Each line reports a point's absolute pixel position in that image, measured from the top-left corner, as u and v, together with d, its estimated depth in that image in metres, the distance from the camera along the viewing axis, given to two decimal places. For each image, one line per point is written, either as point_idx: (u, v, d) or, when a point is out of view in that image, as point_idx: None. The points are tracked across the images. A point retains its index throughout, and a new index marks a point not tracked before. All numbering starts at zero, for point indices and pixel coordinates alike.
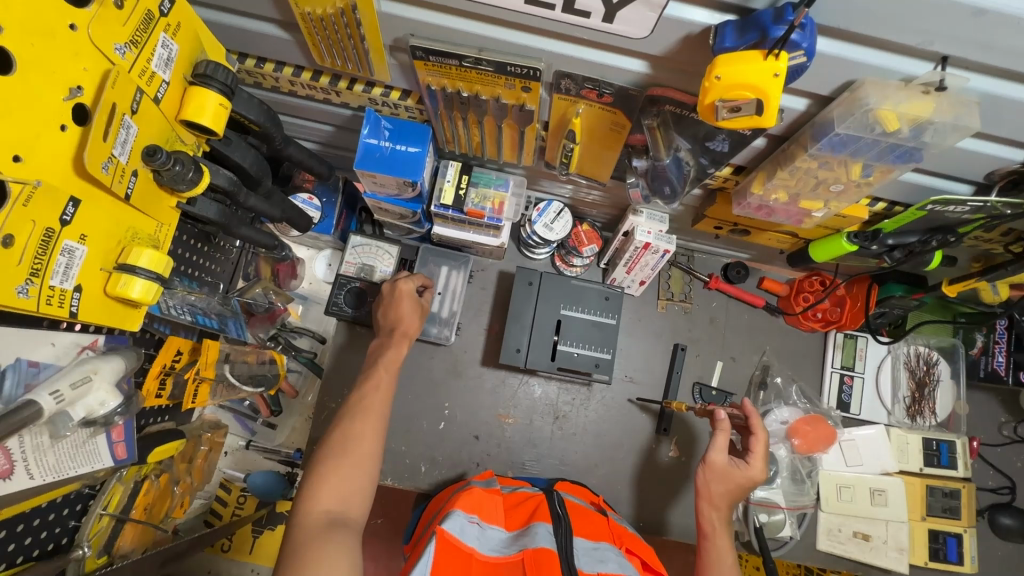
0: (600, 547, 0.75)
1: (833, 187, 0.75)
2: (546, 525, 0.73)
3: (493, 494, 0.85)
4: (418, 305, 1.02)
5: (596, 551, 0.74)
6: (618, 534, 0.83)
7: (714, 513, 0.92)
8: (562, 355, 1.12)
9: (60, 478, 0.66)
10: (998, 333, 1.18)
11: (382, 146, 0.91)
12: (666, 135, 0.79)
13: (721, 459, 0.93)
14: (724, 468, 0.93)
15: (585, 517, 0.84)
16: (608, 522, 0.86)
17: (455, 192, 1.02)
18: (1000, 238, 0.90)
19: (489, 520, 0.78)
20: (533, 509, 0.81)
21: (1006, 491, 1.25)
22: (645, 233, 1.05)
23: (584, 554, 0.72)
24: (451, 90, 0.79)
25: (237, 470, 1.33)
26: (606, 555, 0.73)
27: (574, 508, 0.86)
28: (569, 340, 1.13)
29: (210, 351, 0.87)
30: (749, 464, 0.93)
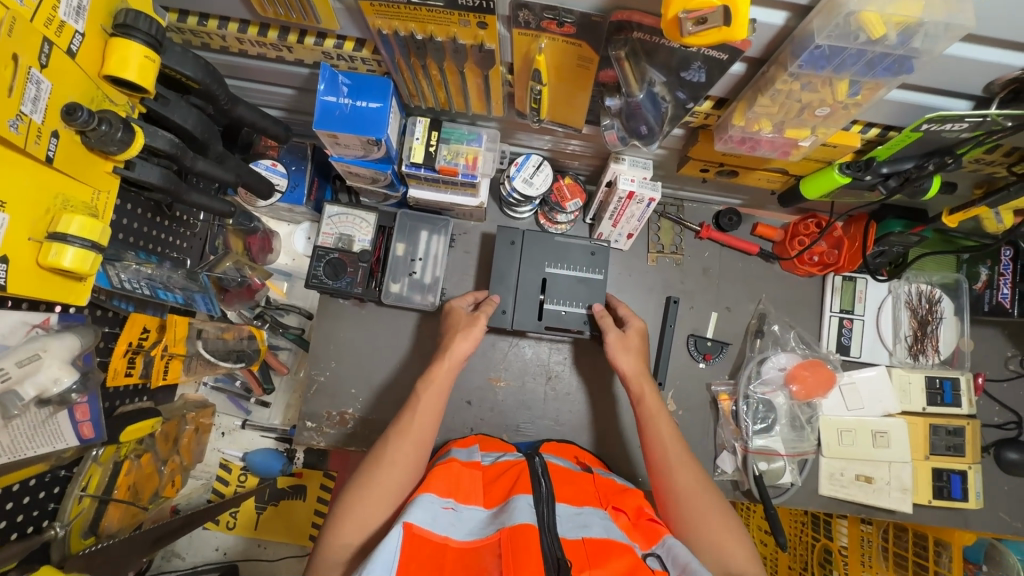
0: (584, 512, 0.75)
1: (818, 111, 0.70)
2: (526, 497, 0.72)
3: (471, 469, 0.84)
4: (468, 318, 1.02)
5: (579, 516, 0.73)
6: (604, 493, 0.83)
7: (636, 382, 0.99)
8: (551, 313, 1.09)
9: (16, 458, 0.69)
10: (1003, 265, 1.12)
11: (341, 104, 0.86)
12: (638, 68, 0.73)
13: (615, 335, 1.04)
14: (620, 343, 1.03)
15: (569, 482, 0.83)
16: (594, 483, 0.86)
17: (425, 150, 0.98)
18: (1003, 159, 0.84)
19: (466, 500, 0.76)
20: (515, 480, 0.79)
21: (1012, 426, 1.23)
22: (628, 182, 1.01)
23: (566, 521, 0.72)
24: (404, 34, 0.74)
25: (234, 450, 1.34)
26: (590, 521, 0.72)
27: (557, 472, 0.85)
28: (555, 298, 1.10)
29: (177, 328, 0.90)
30: (630, 331, 1.05)
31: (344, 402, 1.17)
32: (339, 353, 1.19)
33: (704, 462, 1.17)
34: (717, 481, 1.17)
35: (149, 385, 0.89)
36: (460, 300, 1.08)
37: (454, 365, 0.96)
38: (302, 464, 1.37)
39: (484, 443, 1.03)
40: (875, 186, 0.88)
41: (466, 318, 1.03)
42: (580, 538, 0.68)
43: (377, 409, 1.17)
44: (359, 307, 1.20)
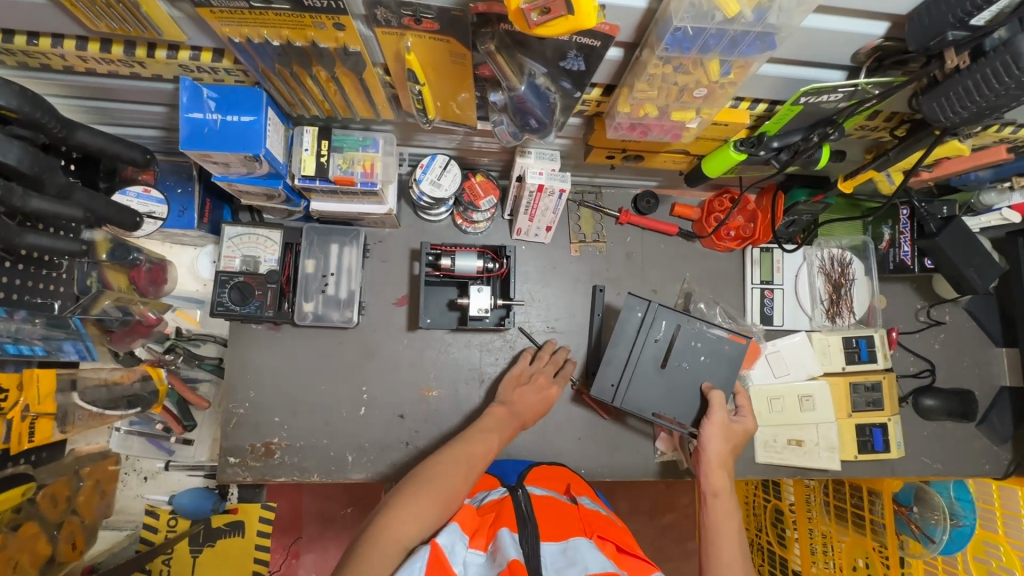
0: (570, 544, 0.74)
1: (696, 93, 0.70)
2: (513, 533, 0.73)
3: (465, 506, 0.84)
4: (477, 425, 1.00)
5: (564, 552, 0.73)
6: (586, 523, 0.83)
7: (717, 475, 0.99)
8: (672, 360, 1.08)
9: None
10: (902, 224, 1.17)
11: (210, 120, 0.79)
12: (513, 60, 0.70)
13: (721, 419, 1.03)
14: (724, 427, 1.03)
15: (555, 514, 0.83)
16: (579, 513, 0.86)
17: (316, 161, 0.92)
18: (885, 124, 0.87)
19: (464, 539, 0.76)
20: (501, 517, 0.79)
21: (926, 373, 1.30)
22: (537, 175, 0.99)
23: (552, 560, 0.72)
24: (260, 41, 0.68)
25: (160, 494, 1.26)
26: (575, 554, 0.71)
27: (544, 506, 0.86)
28: (673, 366, 1.08)
29: (38, 384, 0.83)
30: (736, 424, 1.06)
31: (268, 431, 1.11)
32: (257, 382, 1.12)
33: (644, 446, 1.19)
34: (657, 463, 1.18)
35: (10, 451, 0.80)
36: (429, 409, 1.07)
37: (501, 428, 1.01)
38: (237, 499, 1.30)
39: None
40: (770, 160, 0.89)
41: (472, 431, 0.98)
42: None
43: (306, 435, 1.12)
44: (275, 331, 1.14)
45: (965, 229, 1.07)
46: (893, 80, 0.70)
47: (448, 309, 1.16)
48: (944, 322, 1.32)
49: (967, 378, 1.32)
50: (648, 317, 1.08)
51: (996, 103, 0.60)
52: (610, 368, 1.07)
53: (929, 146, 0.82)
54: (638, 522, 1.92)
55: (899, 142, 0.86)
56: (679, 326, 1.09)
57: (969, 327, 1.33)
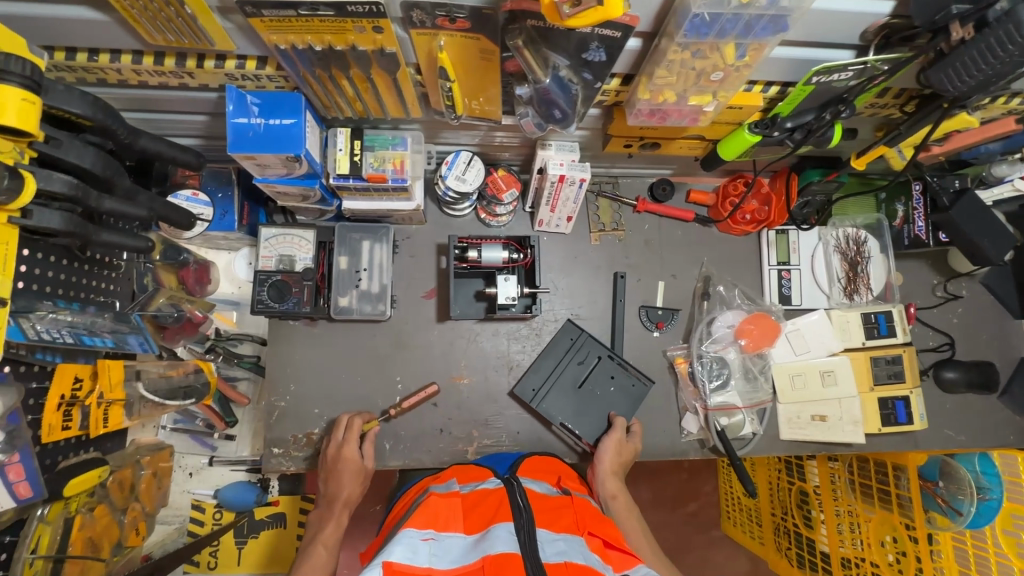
0: (563, 536, 0.79)
1: (713, 76, 0.74)
2: (507, 525, 0.77)
3: (452, 497, 0.88)
4: (360, 466, 1.07)
5: (559, 538, 0.78)
6: (579, 514, 0.87)
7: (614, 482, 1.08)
8: (590, 383, 1.20)
9: None
10: (915, 200, 1.20)
11: (253, 125, 0.85)
12: (539, 54, 0.75)
13: (619, 437, 1.12)
14: (619, 443, 1.12)
15: (547, 506, 0.87)
16: (572, 503, 0.90)
17: (350, 160, 0.97)
18: (894, 101, 0.90)
19: (446, 529, 0.80)
20: (496, 507, 0.83)
21: (946, 347, 1.32)
22: (558, 166, 1.04)
23: (546, 546, 0.76)
24: (304, 47, 0.73)
25: (205, 489, 1.32)
26: (569, 544, 0.76)
27: (537, 498, 0.89)
28: (589, 387, 1.19)
29: (110, 372, 0.88)
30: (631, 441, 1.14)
31: (309, 423, 1.16)
32: (297, 376, 1.18)
33: (670, 426, 1.22)
34: (684, 442, 1.22)
35: (87, 437, 0.88)
36: (352, 444, 1.07)
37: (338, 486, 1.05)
38: (278, 492, 1.35)
39: (461, 472, 1.05)
40: (784, 141, 0.92)
41: (359, 468, 1.07)
42: (563, 561, 0.73)
43: None
44: (311, 326, 1.19)
45: (977, 201, 1.10)
46: (899, 57, 0.72)
47: (475, 299, 1.21)
48: (962, 296, 1.34)
49: (987, 350, 1.33)
50: (580, 343, 1.21)
51: (1002, 71, 0.65)
52: (534, 374, 1.20)
53: (936, 122, 0.86)
54: (661, 513, 1.94)
55: (910, 117, 0.90)
56: (606, 361, 1.20)
57: (987, 300, 1.35)
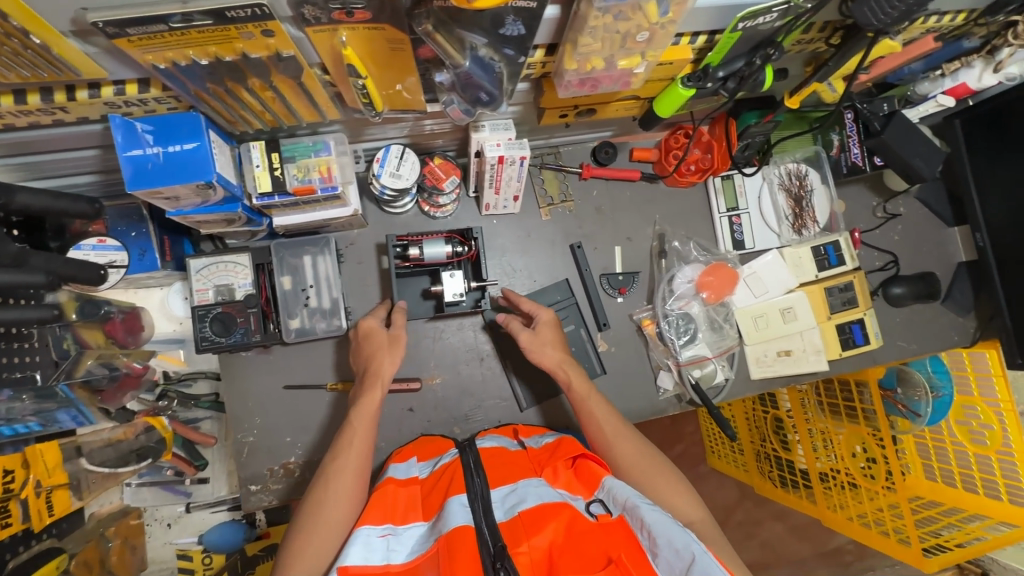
0: (518, 487, 0.81)
1: (639, 37, 0.70)
2: (460, 498, 0.77)
3: (411, 485, 0.87)
4: (388, 338, 1.01)
5: (515, 492, 0.79)
6: (538, 464, 0.89)
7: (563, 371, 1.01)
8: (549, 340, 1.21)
9: None
10: (848, 128, 1.24)
11: (151, 155, 0.76)
12: (453, 36, 0.69)
13: (525, 333, 1.05)
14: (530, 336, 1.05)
15: (505, 463, 0.89)
16: (529, 457, 0.92)
17: (271, 176, 0.90)
18: (819, 35, 0.89)
19: (404, 520, 0.79)
20: (448, 484, 0.83)
21: (891, 265, 1.38)
22: (495, 147, 1.00)
23: (503, 502, 0.78)
24: (187, 62, 0.64)
25: (188, 536, 1.27)
26: (524, 493, 0.78)
27: (493, 459, 0.91)
28: None
29: (43, 458, 0.98)
30: (539, 326, 1.06)
31: (283, 453, 1.11)
32: (261, 408, 1.12)
33: (646, 387, 1.23)
34: (662, 400, 1.23)
35: (33, 528, 0.96)
36: (372, 317, 1.05)
37: (384, 383, 0.95)
38: (267, 522, 1.32)
39: (423, 449, 1.04)
40: (718, 90, 0.91)
41: (388, 339, 1.00)
42: (517, 514, 0.74)
43: (321, 447, 1.12)
44: (266, 354, 1.12)
45: (905, 121, 1.13)
46: None
47: (423, 298, 1.16)
48: (900, 214, 1.39)
49: (929, 261, 1.40)
50: (563, 303, 1.22)
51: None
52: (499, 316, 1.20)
53: (866, 48, 0.86)
54: None
55: (836, 51, 0.90)
56: (576, 330, 1.22)
57: (922, 214, 1.41)
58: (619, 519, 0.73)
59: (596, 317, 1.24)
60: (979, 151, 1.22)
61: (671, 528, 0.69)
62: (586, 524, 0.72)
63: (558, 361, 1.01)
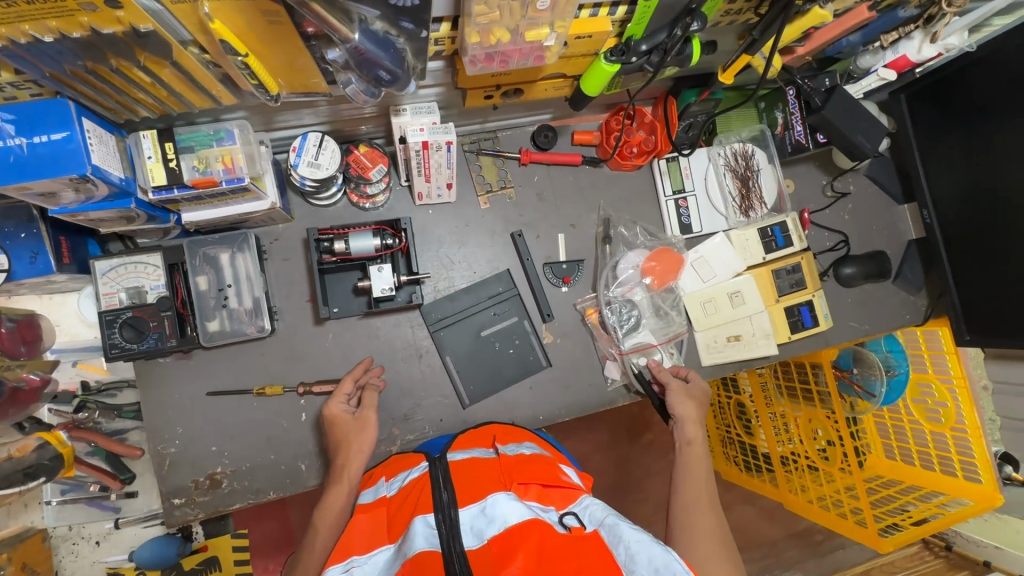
0: (487, 502, 0.73)
1: (540, 5, 0.65)
2: (426, 518, 0.72)
3: (378, 510, 0.82)
4: (355, 422, 1.00)
5: (483, 512, 0.72)
6: (508, 473, 0.82)
7: (691, 426, 1.07)
8: (491, 334, 1.16)
9: None
10: (791, 104, 1.20)
11: (13, 147, 0.69)
12: (336, 7, 0.63)
13: (678, 384, 1.13)
14: (683, 390, 1.12)
15: (471, 470, 0.82)
16: (501, 465, 0.85)
17: (165, 167, 0.83)
18: (746, 5, 0.85)
19: (368, 549, 0.75)
20: (414, 502, 0.77)
21: (842, 245, 1.35)
22: (417, 133, 0.93)
23: (472, 523, 0.71)
24: (26, 41, 0.57)
25: (118, 554, 1.24)
26: (494, 510, 0.71)
27: (462, 467, 0.83)
28: (489, 330, 1.16)
29: None
30: (692, 386, 1.14)
31: (209, 463, 1.06)
32: (183, 417, 1.06)
33: (594, 379, 1.19)
34: (611, 392, 1.20)
35: None
36: (337, 401, 1.02)
37: (353, 481, 0.95)
38: (204, 536, 1.34)
39: (392, 467, 0.96)
40: (644, 66, 0.86)
41: (355, 422, 1.00)
42: (485, 542, 0.68)
43: (249, 455, 1.07)
44: (186, 359, 1.06)
45: (845, 97, 1.10)
46: None
47: (354, 294, 1.11)
48: (850, 192, 1.37)
49: (880, 240, 1.38)
50: (505, 295, 1.18)
51: None
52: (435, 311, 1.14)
53: (781, 30, 0.83)
54: (621, 449, 1.96)
55: (762, 21, 0.86)
56: (518, 322, 1.17)
57: (872, 192, 1.39)
58: (595, 535, 0.71)
59: (539, 307, 1.19)
60: (923, 125, 1.20)
61: (650, 546, 0.67)
62: (557, 544, 0.67)
63: (695, 414, 1.07)
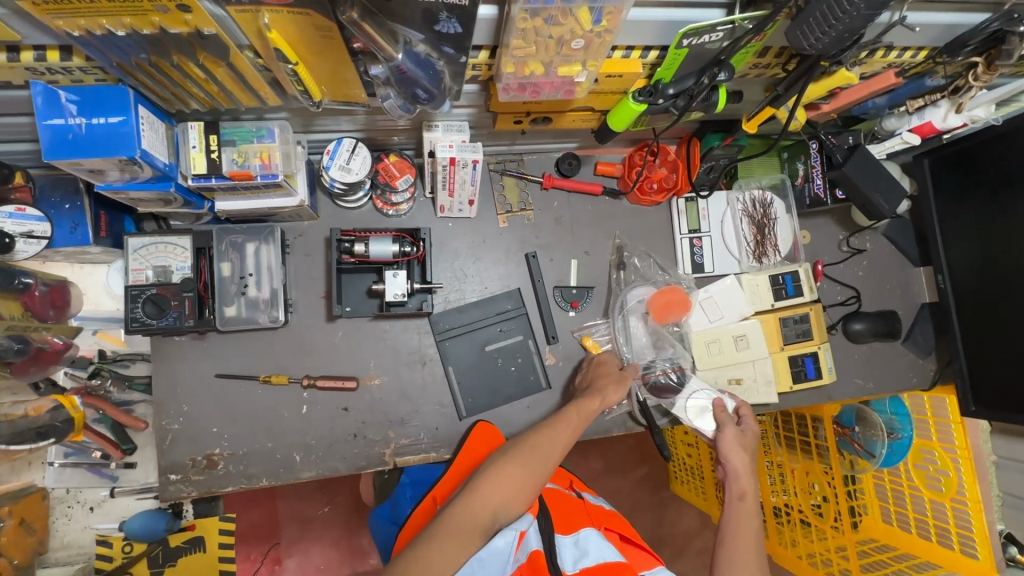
0: (580, 536, 0.93)
1: (574, 44, 0.69)
2: (534, 526, 0.93)
3: None
4: (618, 375, 1.13)
5: (577, 543, 0.91)
6: (594, 517, 1.01)
7: (743, 480, 1.08)
8: (495, 349, 1.18)
9: None
10: (813, 158, 1.21)
11: (73, 125, 0.74)
12: (384, 28, 0.68)
13: (734, 431, 1.13)
14: (737, 439, 1.13)
15: (567, 508, 1.02)
16: (587, 509, 1.04)
17: (206, 158, 0.88)
18: (776, 60, 0.88)
19: None
20: None
21: (853, 300, 1.36)
22: (447, 148, 0.97)
23: (569, 549, 0.90)
24: (100, 32, 0.62)
25: (110, 522, 1.27)
26: (587, 546, 0.90)
27: (560, 504, 1.03)
28: (494, 345, 1.18)
29: None
30: (745, 430, 1.15)
31: (209, 443, 1.09)
32: (190, 395, 1.09)
33: None
34: (610, 424, 1.20)
35: None
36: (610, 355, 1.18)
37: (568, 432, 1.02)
38: (193, 515, 1.36)
39: None
40: (670, 108, 0.89)
41: (618, 375, 1.13)
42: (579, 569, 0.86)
43: (248, 441, 1.10)
44: (200, 340, 1.10)
45: (867, 156, 1.13)
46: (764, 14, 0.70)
47: (368, 295, 1.14)
48: (865, 249, 1.38)
49: (892, 299, 1.38)
50: (513, 313, 1.20)
51: (854, 25, 0.65)
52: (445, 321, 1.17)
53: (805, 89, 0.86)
54: (612, 480, 1.95)
55: (787, 78, 0.89)
56: (523, 341, 1.19)
57: (889, 252, 1.39)
58: None
59: (546, 329, 1.21)
60: (944, 191, 1.20)
61: None
62: None
63: (747, 468, 1.09)
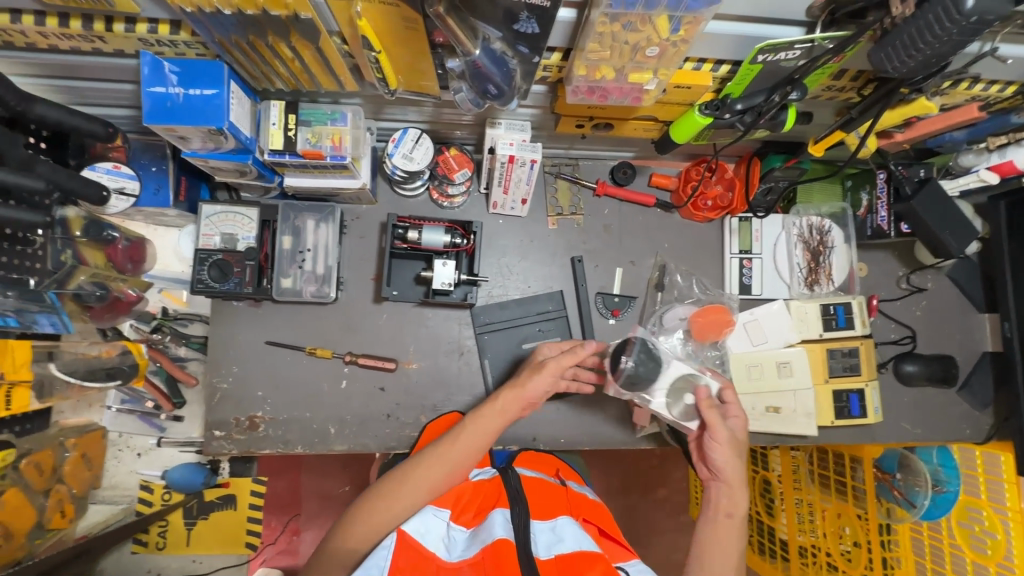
0: (557, 524, 0.87)
1: (649, 51, 0.70)
2: (503, 512, 0.87)
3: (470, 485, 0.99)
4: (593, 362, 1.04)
5: (553, 530, 0.86)
6: (574, 505, 0.96)
7: None
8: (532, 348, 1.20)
9: None
10: (880, 188, 1.18)
11: (172, 94, 0.81)
12: (466, 24, 0.71)
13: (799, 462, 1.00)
14: None
15: (545, 492, 0.96)
16: (568, 495, 0.99)
17: (284, 135, 0.93)
18: (851, 84, 0.86)
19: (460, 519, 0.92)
20: (496, 495, 0.95)
21: (907, 340, 1.30)
22: (507, 146, 1.00)
23: (543, 536, 0.85)
24: (211, 10, 0.68)
25: (154, 470, 1.35)
26: (563, 534, 0.84)
27: (535, 486, 0.98)
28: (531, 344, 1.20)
29: None
30: None
31: (252, 406, 1.14)
32: (240, 358, 1.15)
33: (623, 417, 1.20)
34: (639, 438, 1.19)
35: None
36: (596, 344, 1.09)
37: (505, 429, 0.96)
38: (228, 474, 1.43)
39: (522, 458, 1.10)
40: (736, 124, 0.89)
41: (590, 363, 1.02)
42: (554, 555, 0.80)
43: (288, 408, 1.15)
44: (256, 307, 1.16)
45: (939, 190, 1.07)
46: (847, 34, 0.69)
47: (415, 282, 1.18)
48: (926, 288, 1.32)
49: (950, 344, 1.31)
50: (553, 314, 1.21)
51: (942, 51, 0.63)
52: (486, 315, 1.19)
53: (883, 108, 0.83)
54: (632, 497, 1.92)
55: (863, 102, 0.86)
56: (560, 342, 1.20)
57: (952, 294, 1.33)
58: None
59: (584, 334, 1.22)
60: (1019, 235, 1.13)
61: None
62: None
63: None
